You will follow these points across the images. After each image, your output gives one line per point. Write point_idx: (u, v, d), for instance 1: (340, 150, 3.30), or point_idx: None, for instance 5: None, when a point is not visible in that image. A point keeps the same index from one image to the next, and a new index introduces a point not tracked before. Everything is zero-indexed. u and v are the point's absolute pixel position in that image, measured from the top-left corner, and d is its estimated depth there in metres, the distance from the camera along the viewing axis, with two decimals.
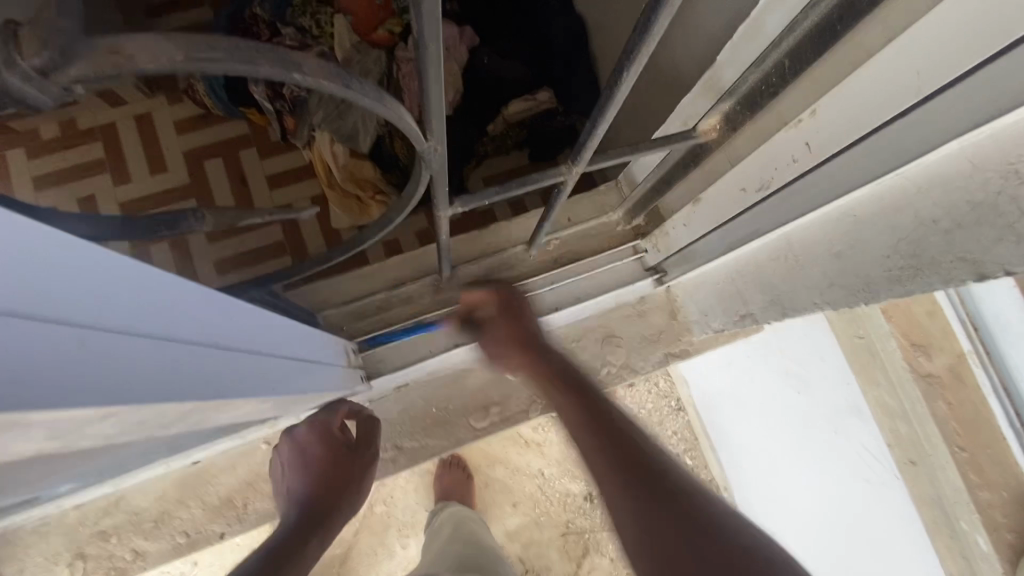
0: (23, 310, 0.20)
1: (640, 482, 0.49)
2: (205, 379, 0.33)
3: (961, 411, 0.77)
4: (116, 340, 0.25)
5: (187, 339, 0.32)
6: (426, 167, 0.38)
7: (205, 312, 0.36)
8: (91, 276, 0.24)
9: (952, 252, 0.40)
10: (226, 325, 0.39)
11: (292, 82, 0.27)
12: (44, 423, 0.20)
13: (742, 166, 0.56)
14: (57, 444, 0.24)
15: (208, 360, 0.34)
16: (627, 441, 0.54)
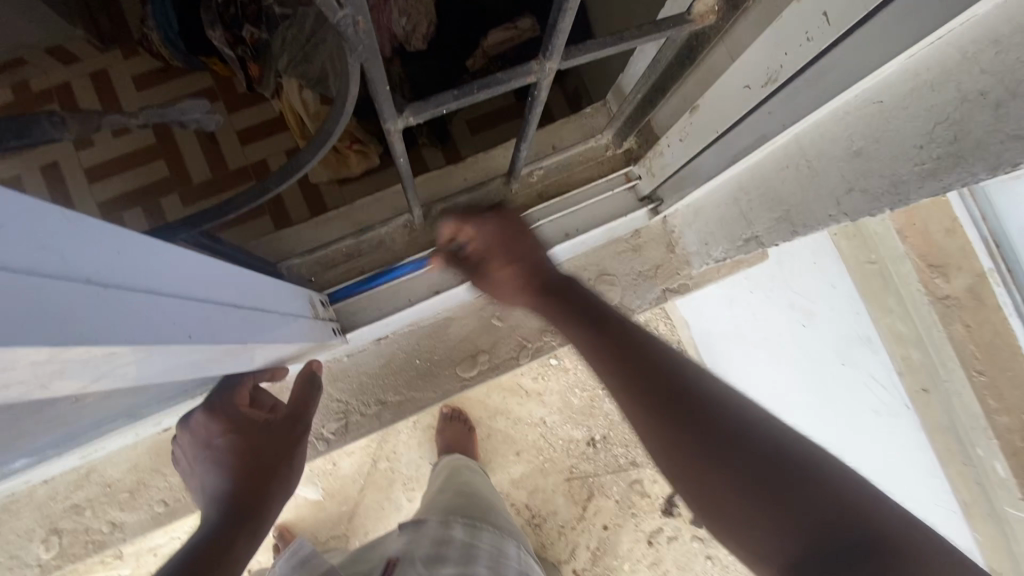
0: None
1: (668, 399, 0.44)
2: (115, 324, 0.25)
3: (980, 333, 0.66)
4: None
5: (79, 274, 0.24)
6: (353, 54, 0.31)
7: (113, 243, 0.28)
8: None
9: (1005, 129, 0.32)
10: (150, 261, 0.31)
11: None
12: None
13: (745, 57, 0.48)
14: None
15: (112, 305, 0.26)
16: (641, 355, 0.48)
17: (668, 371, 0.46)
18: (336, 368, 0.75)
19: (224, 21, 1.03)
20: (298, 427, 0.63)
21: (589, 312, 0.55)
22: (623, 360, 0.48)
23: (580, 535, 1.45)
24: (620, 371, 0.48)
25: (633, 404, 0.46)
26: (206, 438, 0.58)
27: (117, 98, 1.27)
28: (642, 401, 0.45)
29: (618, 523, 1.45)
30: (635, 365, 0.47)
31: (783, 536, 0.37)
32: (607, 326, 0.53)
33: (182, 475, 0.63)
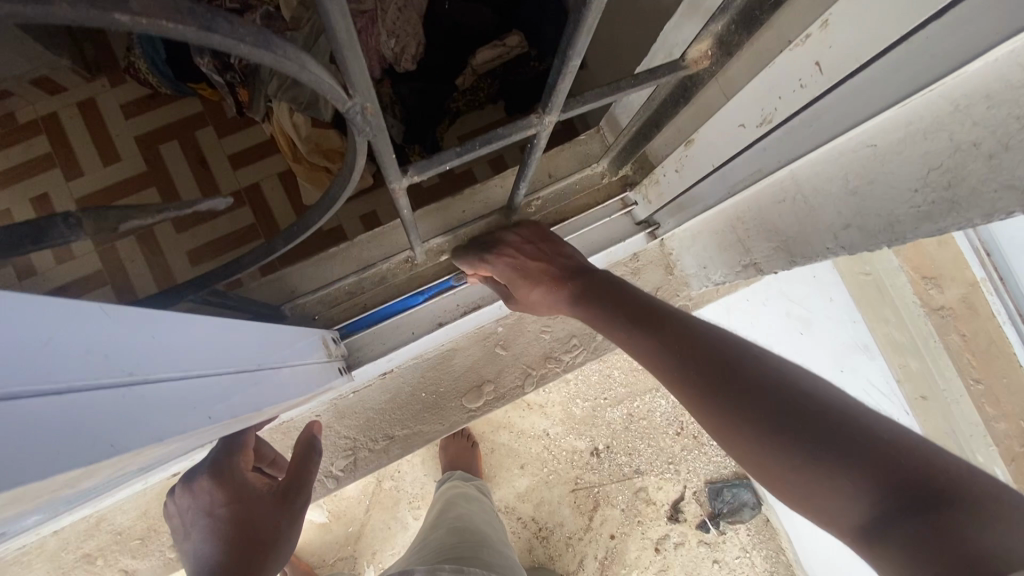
0: None
1: (727, 368, 0.44)
2: (131, 423, 0.25)
3: (976, 341, 0.74)
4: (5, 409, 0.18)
5: (95, 378, 0.24)
6: (361, 134, 0.31)
7: (133, 334, 0.28)
8: None
9: (998, 179, 0.33)
10: (170, 344, 0.31)
11: (113, 26, 0.18)
12: None
13: (739, 98, 0.49)
14: None
15: (151, 401, 0.27)
16: (692, 337, 0.49)
17: (721, 350, 0.46)
18: (342, 404, 0.75)
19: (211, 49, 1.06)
20: (300, 496, 0.59)
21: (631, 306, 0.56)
22: (675, 343, 0.49)
23: (587, 545, 1.45)
24: (674, 363, 0.48)
25: (680, 378, 0.47)
26: (207, 504, 0.53)
27: (108, 130, 1.27)
28: (699, 373, 0.45)
29: (625, 532, 1.45)
30: (690, 346, 0.48)
31: (865, 492, 0.35)
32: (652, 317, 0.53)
33: (175, 535, 0.56)
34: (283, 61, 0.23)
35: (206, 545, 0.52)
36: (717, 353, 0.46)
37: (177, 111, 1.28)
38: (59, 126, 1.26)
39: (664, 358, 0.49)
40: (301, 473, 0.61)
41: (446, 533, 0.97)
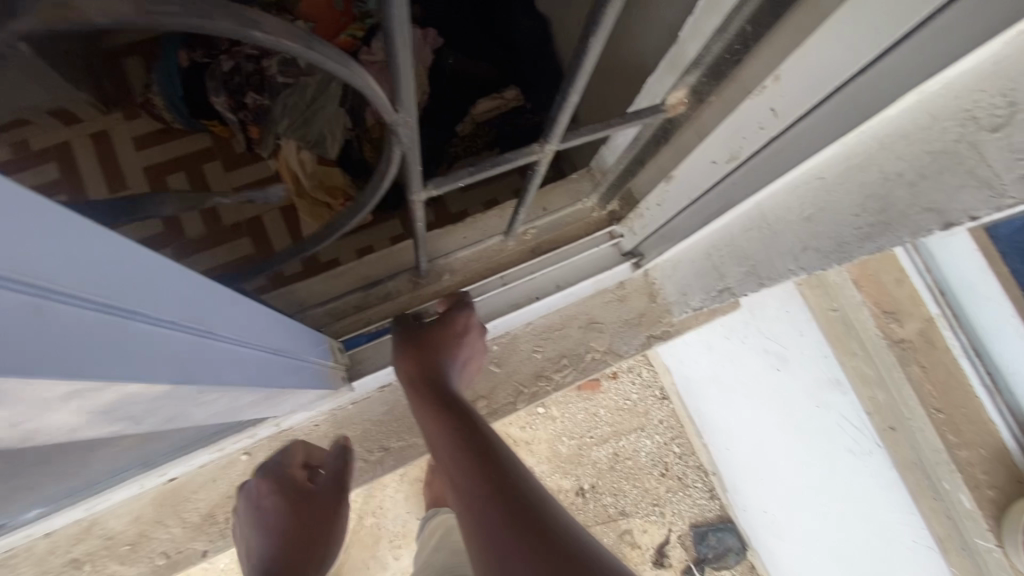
0: (75, 288, 0.21)
1: (523, 518, 0.41)
2: (184, 362, 0.29)
3: (934, 372, 0.84)
4: (132, 326, 0.25)
5: (166, 318, 0.28)
6: (398, 142, 0.38)
7: (209, 297, 0.34)
8: (137, 271, 0.26)
9: (918, 203, 0.41)
10: (228, 313, 0.37)
11: (250, 40, 0.24)
12: (52, 399, 0.20)
13: (710, 139, 0.56)
14: (34, 432, 0.22)
15: (216, 352, 0.33)
16: (508, 481, 0.46)
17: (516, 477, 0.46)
18: (339, 415, 0.79)
19: (227, 88, 1.17)
20: (341, 498, 0.69)
21: (471, 429, 0.54)
22: (487, 484, 0.45)
23: None
24: (472, 466, 0.48)
25: (465, 508, 0.45)
26: (257, 498, 0.66)
27: (118, 158, 1.33)
28: (482, 489, 0.45)
29: None
30: (499, 494, 0.44)
31: None
32: (482, 450, 0.50)
33: (233, 530, 0.70)
34: (345, 69, 0.28)
35: (258, 535, 0.65)
36: (526, 504, 0.43)
37: (187, 145, 1.35)
38: (70, 153, 1.32)
39: (461, 459, 0.50)
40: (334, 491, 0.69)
41: (447, 554, 1.09)
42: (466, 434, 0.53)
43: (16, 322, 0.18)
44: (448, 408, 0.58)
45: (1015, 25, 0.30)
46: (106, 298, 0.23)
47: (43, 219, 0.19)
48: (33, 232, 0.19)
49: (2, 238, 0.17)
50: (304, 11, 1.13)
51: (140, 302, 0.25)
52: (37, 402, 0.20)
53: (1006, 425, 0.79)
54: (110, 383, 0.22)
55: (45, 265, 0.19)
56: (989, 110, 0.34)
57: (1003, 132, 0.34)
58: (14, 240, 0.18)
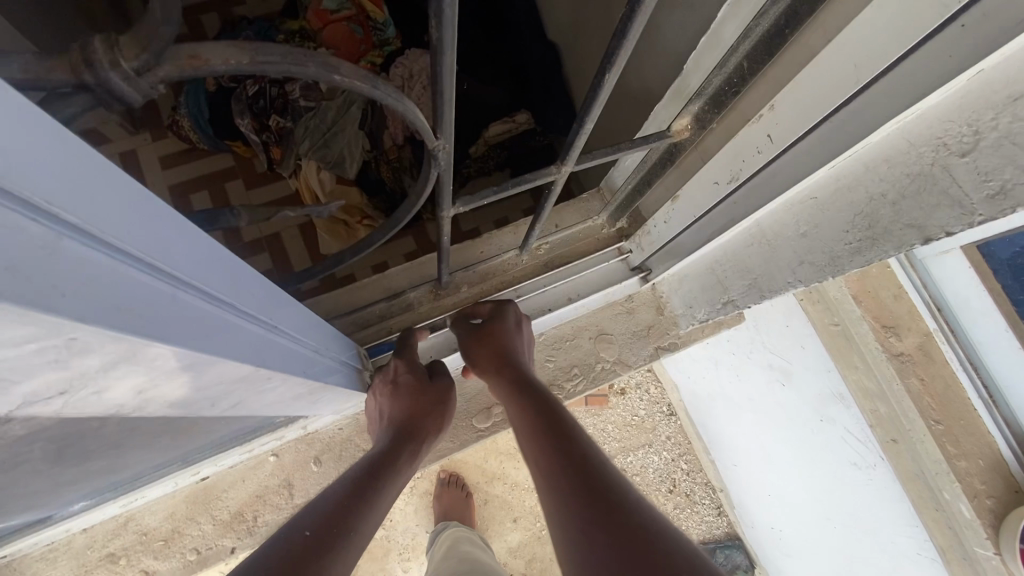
0: (196, 281, 0.25)
1: (601, 501, 0.47)
2: (263, 353, 0.33)
3: (932, 385, 0.87)
4: (232, 317, 0.29)
5: (253, 311, 0.32)
6: (436, 165, 0.43)
7: (277, 298, 0.38)
8: (235, 272, 0.30)
9: (901, 220, 0.45)
10: (289, 312, 0.41)
11: (328, 81, 0.29)
12: (172, 370, 0.25)
13: (713, 161, 0.61)
14: (145, 400, 0.27)
15: (283, 346, 0.38)
16: (587, 467, 0.51)
17: (600, 469, 0.51)
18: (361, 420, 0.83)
19: (252, 112, 1.24)
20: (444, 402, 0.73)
21: (551, 413, 0.60)
22: (569, 470, 0.51)
23: None
24: (561, 455, 0.54)
25: (554, 494, 0.50)
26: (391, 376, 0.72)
27: (149, 177, 1.40)
28: (569, 480, 0.50)
29: None
30: (580, 477, 0.50)
31: None
32: (563, 435, 0.56)
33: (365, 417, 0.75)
34: (400, 104, 0.33)
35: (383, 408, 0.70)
36: (607, 489, 0.48)
37: (214, 164, 1.42)
38: None
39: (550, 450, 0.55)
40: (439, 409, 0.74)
41: (457, 561, 1.13)
42: (546, 420, 0.59)
43: (161, 304, 0.22)
44: (524, 394, 0.64)
45: (976, 65, 0.35)
46: (215, 288, 0.27)
47: (164, 221, 0.24)
48: (161, 233, 0.23)
49: (146, 231, 0.22)
50: (328, 38, 1.21)
51: (238, 298, 0.30)
52: (162, 370, 0.24)
53: (1005, 439, 0.82)
54: (216, 362, 0.27)
55: (176, 260, 0.24)
56: (958, 137, 0.39)
57: (971, 157, 0.39)
58: (151, 233, 0.22)
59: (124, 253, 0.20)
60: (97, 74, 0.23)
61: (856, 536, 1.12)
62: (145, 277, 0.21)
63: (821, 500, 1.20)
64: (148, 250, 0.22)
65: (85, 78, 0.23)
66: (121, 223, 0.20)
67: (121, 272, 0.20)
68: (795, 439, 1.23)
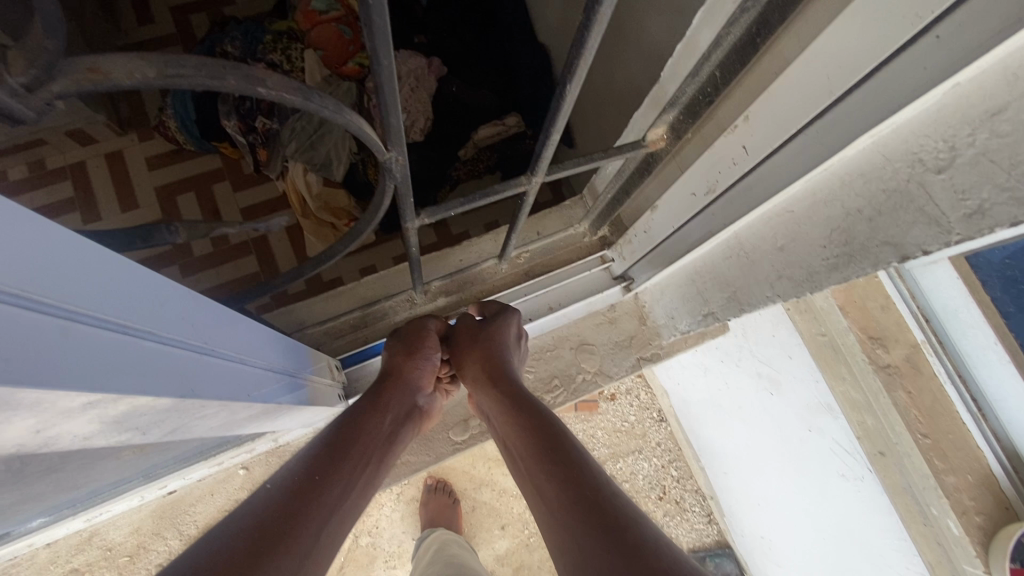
0: (91, 312, 0.23)
1: (614, 537, 0.44)
2: (191, 377, 0.31)
3: (919, 398, 0.86)
4: (144, 345, 0.27)
5: (174, 335, 0.30)
6: (391, 178, 0.41)
7: (210, 317, 0.36)
8: (147, 295, 0.28)
9: (879, 237, 0.43)
10: (226, 326, 0.39)
11: (254, 94, 0.27)
12: (68, 411, 0.23)
13: (691, 171, 0.59)
14: (48, 440, 0.25)
15: (218, 369, 0.36)
16: (593, 496, 0.48)
17: (606, 499, 0.48)
18: None
19: (239, 113, 1.22)
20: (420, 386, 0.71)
21: (554, 436, 0.56)
22: (574, 502, 0.48)
23: None
24: (563, 489, 0.50)
25: (560, 533, 0.47)
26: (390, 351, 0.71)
27: (130, 179, 1.38)
28: (575, 518, 0.47)
29: None
30: (585, 506, 0.48)
31: None
32: (565, 457, 0.53)
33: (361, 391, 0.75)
34: (341, 116, 0.31)
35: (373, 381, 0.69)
36: (615, 517, 0.46)
37: (197, 167, 1.40)
38: (84, 173, 1.37)
39: (553, 481, 0.51)
40: (414, 365, 0.70)
41: (444, 565, 1.11)
42: (546, 444, 0.55)
43: (39, 342, 0.20)
44: (520, 412, 0.61)
45: (952, 77, 0.33)
46: (114, 314, 0.25)
47: (52, 247, 0.22)
48: (43, 258, 0.21)
49: (21, 261, 0.20)
50: (314, 40, 1.20)
51: (151, 323, 0.28)
52: (53, 412, 0.22)
53: (993, 453, 0.81)
54: (124, 397, 0.25)
55: (63, 290, 0.22)
56: (933, 153, 0.37)
57: (947, 174, 0.37)
58: (31, 263, 0.20)
59: None
60: None
61: (843, 548, 1.10)
62: (15, 312, 0.19)
63: (809, 511, 1.19)
64: (20, 280, 0.20)
65: None
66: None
67: None
68: (784, 449, 1.21)
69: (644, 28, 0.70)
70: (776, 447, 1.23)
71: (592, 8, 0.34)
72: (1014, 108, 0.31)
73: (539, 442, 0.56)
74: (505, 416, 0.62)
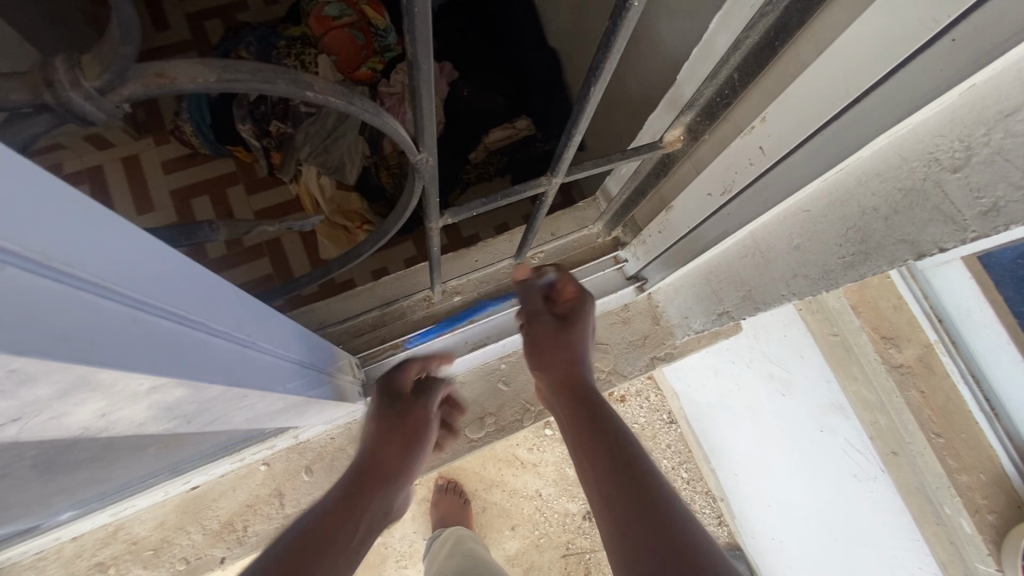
0: (157, 302, 0.25)
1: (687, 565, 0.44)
2: (235, 368, 0.33)
3: (933, 398, 0.86)
4: (197, 336, 0.28)
5: (222, 327, 0.32)
6: (419, 178, 0.43)
7: (251, 312, 0.37)
8: (199, 288, 0.30)
9: (895, 235, 0.44)
10: (264, 320, 0.40)
11: (302, 98, 0.29)
12: (131, 395, 0.24)
13: (707, 172, 0.60)
14: (108, 423, 0.26)
15: (258, 361, 0.37)
16: (667, 522, 0.48)
17: (678, 525, 0.48)
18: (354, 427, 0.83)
19: (254, 118, 1.25)
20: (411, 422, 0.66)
21: (629, 452, 0.55)
22: (647, 528, 0.48)
23: None
24: (638, 510, 0.49)
25: (627, 553, 0.47)
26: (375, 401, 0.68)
27: (148, 182, 1.41)
28: (647, 541, 0.47)
29: None
30: (655, 530, 0.47)
31: None
32: (630, 468, 0.54)
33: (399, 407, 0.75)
34: (379, 119, 0.33)
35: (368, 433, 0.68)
36: (683, 544, 0.46)
37: (214, 170, 1.43)
38: (103, 176, 1.39)
39: (629, 499, 0.51)
40: (428, 389, 0.70)
41: (460, 559, 1.12)
42: (621, 461, 0.55)
43: (114, 330, 0.21)
44: (585, 415, 0.61)
45: (968, 79, 0.34)
46: (177, 305, 0.27)
47: (123, 242, 0.23)
48: (116, 251, 0.22)
49: (100, 254, 0.21)
50: (328, 45, 1.22)
51: (204, 315, 0.29)
52: (119, 395, 0.23)
53: (1006, 452, 0.80)
54: (179, 383, 0.26)
55: (133, 281, 0.23)
56: (949, 153, 0.38)
57: (962, 173, 0.38)
58: (108, 256, 0.22)
59: (70, 276, 0.19)
60: (59, 95, 0.22)
61: (856, 549, 1.10)
62: (96, 302, 0.20)
63: (821, 512, 1.19)
64: (100, 271, 0.21)
65: (46, 98, 0.23)
66: (63, 245, 0.19)
67: (71, 299, 0.19)
68: (795, 449, 1.21)
69: (658, 32, 0.71)
70: (788, 448, 1.24)
71: (619, 14, 0.35)
72: None
73: (614, 454, 0.55)
74: (576, 424, 0.61)
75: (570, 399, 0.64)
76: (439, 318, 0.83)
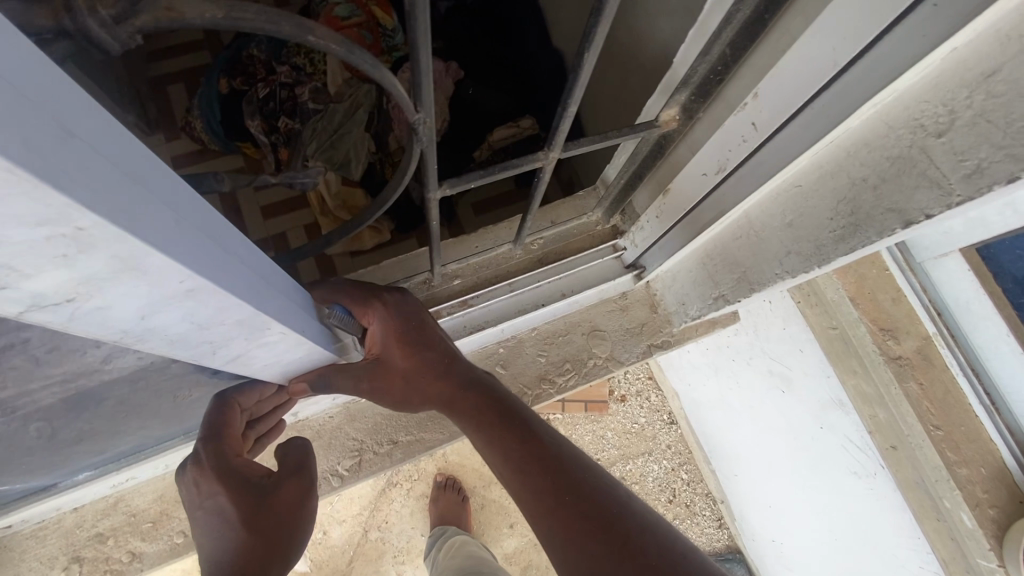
0: (158, 192, 0.26)
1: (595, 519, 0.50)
2: (237, 284, 0.34)
3: (932, 390, 0.86)
4: (200, 240, 0.29)
5: (226, 243, 0.33)
6: (418, 140, 0.44)
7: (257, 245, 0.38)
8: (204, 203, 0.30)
9: (883, 205, 0.45)
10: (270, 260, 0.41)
11: (303, 42, 0.30)
12: (135, 270, 0.25)
13: (702, 152, 0.61)
14: (109, 311, 0.27)
15: (261, 286, 0.38)
16: (570, 481, 0.53)
17: (580, 481, 0.54)
18: (353, 407, 0.84)
19: (263, 114, 1.28)
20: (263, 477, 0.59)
21: (516, 425, 0.59)
22: (550, 496, 0.53)
23: None
24: (537, 481, 0.54)
25: (542, 523, 0.52)
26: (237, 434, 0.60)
27: None
28: (553, 509, 0.52)
29: None
30: (559, 497, 0.52)
31: None
32: (521, 443, 0.57)
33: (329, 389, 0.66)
34: (376, 71, 0.34)
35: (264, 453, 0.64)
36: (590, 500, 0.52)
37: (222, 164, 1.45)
38: None
39: (526, 477, 0.55)
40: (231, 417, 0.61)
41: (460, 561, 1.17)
42: (510, 440, 0.58)
43: (116, 197, 0.22)
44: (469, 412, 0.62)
45: (948, 43, 0.36)
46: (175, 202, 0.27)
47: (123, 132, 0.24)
48: (116, 135, 0.23)
49: (98, 130, 0.22)
50: None
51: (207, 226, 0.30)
52: (120, 269, 0.24)
53: (1006, 445, 0.82)
54: (181, 270, 0.27)
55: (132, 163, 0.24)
56: (934, 118, 0.40)
57: (947, 137, 0.39)
58: (107, 135, 0.22)
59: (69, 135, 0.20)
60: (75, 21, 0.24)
61: (856, 547, 1.09)
62: (97, 168, 0.21)
63: (821, 510, 1.18)
64: (98, 143, 0.22)
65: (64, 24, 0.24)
66: (57, 99, 0.20)
67: (70, 154, 0.20)
68: (795, 447, 1.21)
69: (655, 20, 0.73)
70: (787, 446, 1.24)
71: None
72: (1007, 69, 0.34)
73: (501, 439, 0.58)
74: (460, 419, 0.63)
75: (443, 393, 0.64)
76: (439, 300, 0.84)
